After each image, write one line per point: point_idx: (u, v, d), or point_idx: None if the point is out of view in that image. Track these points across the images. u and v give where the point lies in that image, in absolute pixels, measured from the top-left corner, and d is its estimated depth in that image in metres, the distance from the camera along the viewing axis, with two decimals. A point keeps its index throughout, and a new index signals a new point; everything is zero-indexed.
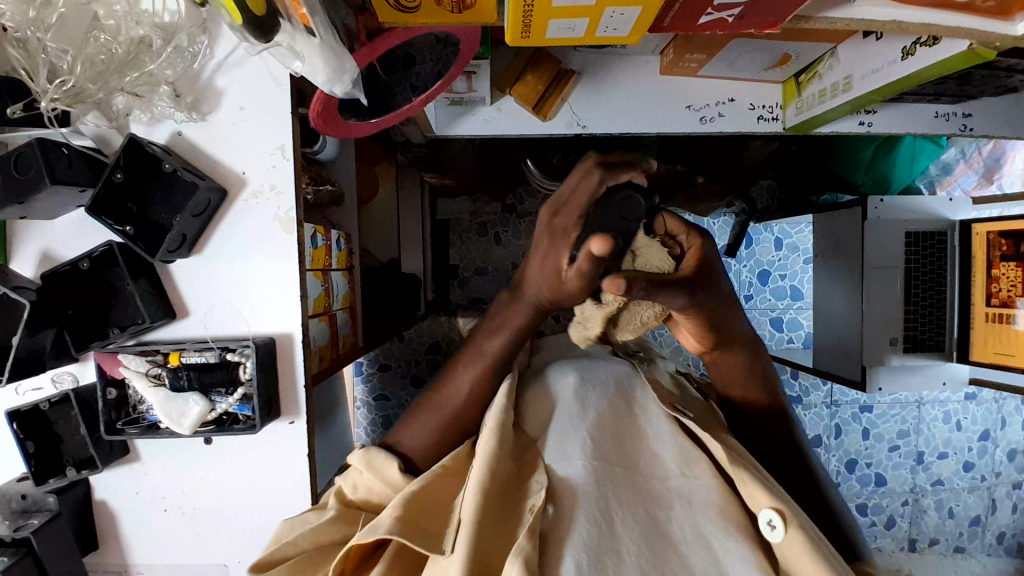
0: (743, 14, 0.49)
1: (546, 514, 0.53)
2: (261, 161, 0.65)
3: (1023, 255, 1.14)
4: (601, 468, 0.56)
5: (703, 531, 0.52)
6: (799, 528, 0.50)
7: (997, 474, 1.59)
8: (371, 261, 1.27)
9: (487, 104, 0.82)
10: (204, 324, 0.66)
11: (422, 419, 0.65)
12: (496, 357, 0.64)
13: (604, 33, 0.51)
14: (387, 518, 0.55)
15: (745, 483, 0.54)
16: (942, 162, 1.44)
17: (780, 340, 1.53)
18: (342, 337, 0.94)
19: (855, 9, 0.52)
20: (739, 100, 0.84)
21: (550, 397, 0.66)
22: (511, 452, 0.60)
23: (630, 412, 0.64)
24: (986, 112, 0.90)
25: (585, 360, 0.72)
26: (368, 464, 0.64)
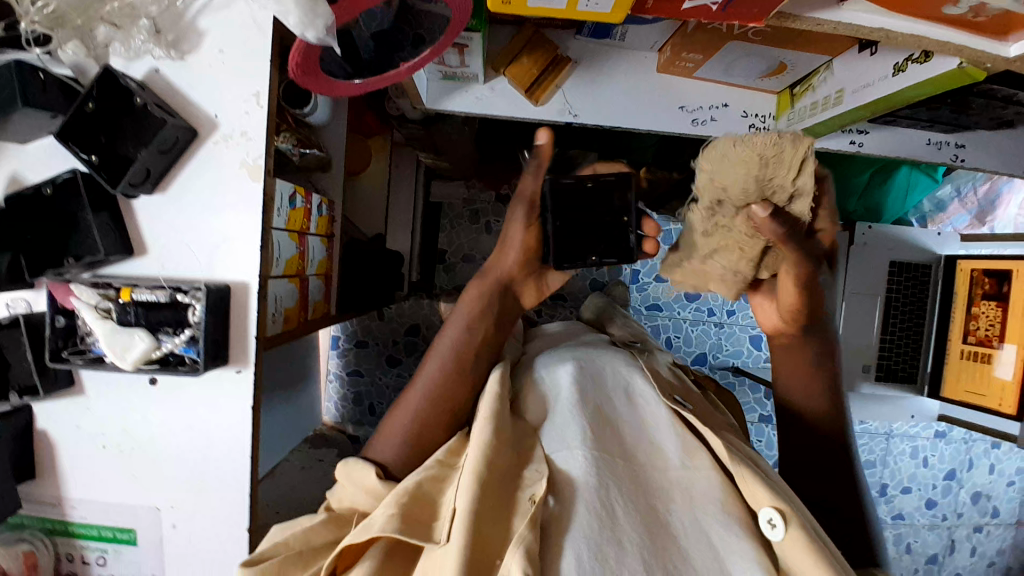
0: (726, 3, 0.49)
1: (548, 505, 0.52)
2: (235, 106, 0.65)
3: (1003, 295, 1.13)
4: (601, 459, 0.55)
5: (703, 522, 0.52)
6: (799, 527, 0.50)
7: (958, 515, 1.59)
8: (357, 233, 1.27)
9: (480, 82, 0.82)
10: (161, 263, 0.67)
11: (392, 423, 0.65)
12: (450, 346, 0.68)
13: (584, 7, 0.52)
14: (382, 516, 0.53)
15: (746, 481, 0.54)
16: (936, 198, 1.44)
17: (757, 359, 1.45)
18: (314, 303, 0.93)
19: (843, 13, 0.52)
20: (732, 106, 0.84)
21: (542, 388, 0.67)
22: (509, 441, 0.59)
23: (629, 407, 0.64)
24: (980, 144, 0.90)
25: (586, 353, 0.72)
26: (347, 476, 0.62)
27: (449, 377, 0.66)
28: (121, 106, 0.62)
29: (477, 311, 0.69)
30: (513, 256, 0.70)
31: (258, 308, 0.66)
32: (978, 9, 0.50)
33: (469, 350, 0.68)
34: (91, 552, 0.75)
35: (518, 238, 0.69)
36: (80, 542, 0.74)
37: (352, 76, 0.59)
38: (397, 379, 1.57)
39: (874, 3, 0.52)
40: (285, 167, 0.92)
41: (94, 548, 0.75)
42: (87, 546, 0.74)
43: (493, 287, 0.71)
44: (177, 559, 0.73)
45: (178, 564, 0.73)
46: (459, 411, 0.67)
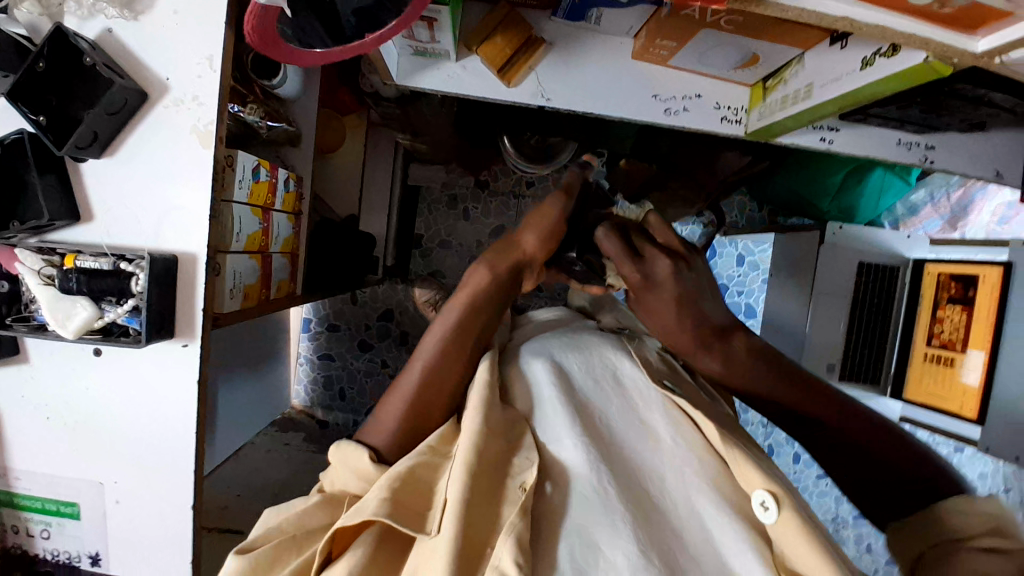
0: None
1: (544, 492, 0.53)
2: (188, 69, 0.64)
3: (969, 299, 1.14)
4: (593, 447, 0.54)
5: (698, 507, 0.53)
6: (793, 510, 0.50)
7: None
8: (329, 213, 1.25)
9: (452, 60, 0.81)
10: (107, 231, 0.66)
11: (387, 409, 0.61)
12: (450, 336, 0.62)
13: None
14: (373, 500, 0.51)
15: (741, 465, 0.54)
16: (908, 201, 1.48)
17: None
18: (278, 282, 0.91)
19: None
20: (705, 98, 0.84)
21: (524, 376, 0.64)
22: (501, 430, 0.57)
23: (619, 392, 0.63)
24: (949, 147, 0.91)
25: (572, 338, 0.70)
26: (341, 461, 0.58)
27: (446, 364, 0.62)
28: (71, 67, 0.61)
29: (482, 295, 0.64)
30: (538, 238, 0.68)
31: (205, 281, 0.65)
32: (943, 0, 0.49)
33: (467, 337, 0.63)
34: (34, 524, 0.74)
35: (552, 222, 0.68)
36: (24, 514, 0.73)
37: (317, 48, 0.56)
38: (368, 365, 1.55)
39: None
40: (251, 141, 0.91)
41: (38, 521, 0.73)
42: (31, 518, 0.73)
43: (503, 270, 0.66)
44: (121, 538, 0.72)
45: (122, 542, 0.72)
46: (458, 392, 0.63)
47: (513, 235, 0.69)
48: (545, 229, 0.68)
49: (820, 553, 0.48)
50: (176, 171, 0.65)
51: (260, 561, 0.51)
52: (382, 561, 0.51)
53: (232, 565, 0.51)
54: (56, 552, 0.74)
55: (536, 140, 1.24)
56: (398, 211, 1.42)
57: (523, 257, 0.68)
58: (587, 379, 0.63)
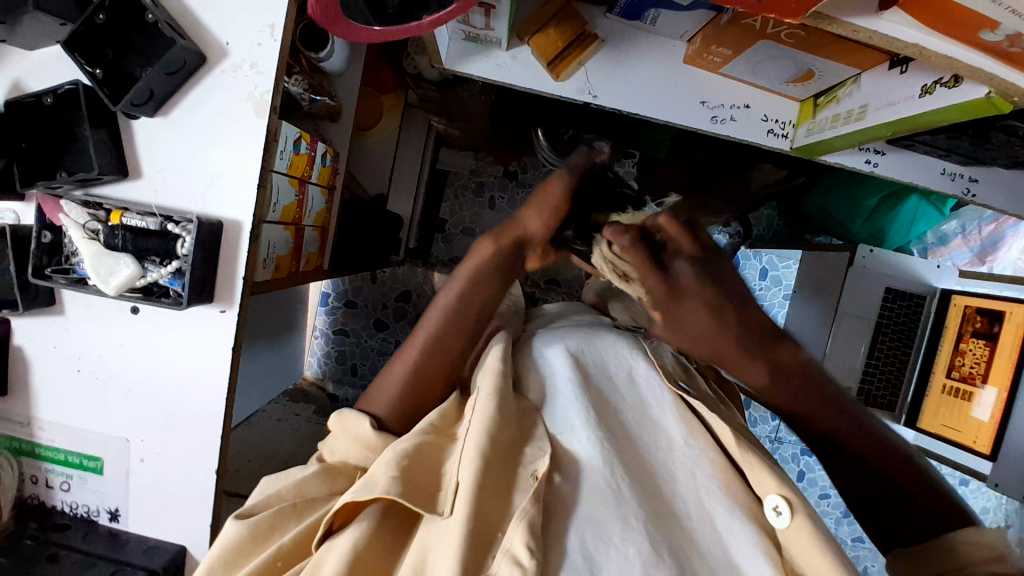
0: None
1: (552, 483, 0.51)
2: (248, 36, 0.64)
3: (994, 335, 1.15)
4: (605, 441, 0.53)
5: (707, 506, 0.53)
6: (806, 515, 0.51)
7: None
8: (358, 190, 1.25)
9: (502, 48, 0.80)
10: (155, 190, 0.67)
11: (392, 371, 0.63)
12: (452, 305, 0.64)
13: None
14: (383, 476, 0.51)
15: (755, 469, 0.54)
16: (939, 232, 1.46)
17: None
18: (308, 255, 0.92)
19: (879, 22, 0.51)
20: (753, 109, 0.83)
21: (539, 365, 0.63)
22: (514, 416, 0.57)
23: (631, 388, 0.62)
24: (992, 181, 0.89)
25: (586, 330, 0.68)
26: (340, 424, 0.60)
27: (449, 333, 0.63)
28: (132, 23, 0.61)
29: (485, 268, 0.66)
30: (542, 218, 0.68)
31: (248, 250, 0.66)
32: (1014, 39, 0.48)
33: (469, 308, 0.64)
34: (56, 476, 0.75)
35: (554, 200, 0.68)
36: (46, 465, 0.75)
37: (373, 24, 0.56)
38: (382, 343, 1.56)
39: (914, 16, 0.51)
40: (293, 111, 0.91)
41: (59, 473, 0.75)
42: (53, 470, 0.75)
43: (503, 245, 0.67)
44: (139, 495, 0.73)
45: (139, 499, 0.73)
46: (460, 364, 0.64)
47: (519, 211, 0.69)
48: (547, 209, 0.68)
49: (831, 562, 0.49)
50: (228, 135, 0.66)
51: (260, 526, 0.51)
52: (385, 534, 0.51)
53: (233, 529, 0.51)
54: (75, 505, 0.76)
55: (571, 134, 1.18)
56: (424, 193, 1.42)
57: (525, 234, 0.68)
58: (602, 371, 0.62)
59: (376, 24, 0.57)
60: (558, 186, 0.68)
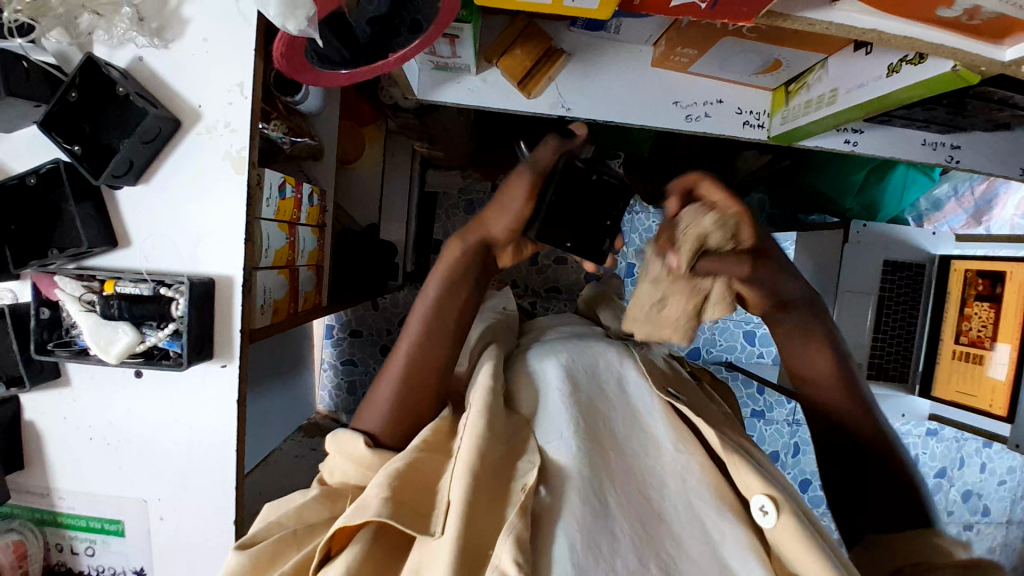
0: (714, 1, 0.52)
1: (539, 495, 0.51)
2: (218, 96, 0.66)
3: (997, 296, 1.16)
4: (591, 450, 0.54)
5: (695, 508, 0.52)
6: (791, 513, 0.50)
7: (949, 512, 1.74)
8: (350, 223, 1.26)
9: (472, 73, 0.82)
10: (145, 257, 0.68)
11: (380, 389, 0.66)
12: (432, 308, 0.66)
13: (573, 3, 0.56)
14: (375, 498, 0.51)
15: (738, 468, 0.54)
16: (932, 197, 1.44)
17: (750, 354, 1.56)
18: (305, 294, 0.92)
19: (835, 13, 0.52)
20: (727, 103, 0.83)
21: (534, 379, 0.65)
22: (502, 434, 0.57)
23: (621, 396, 0.63)
24: (974, 145, 0.89)
25: (574, 342, 0.70)
26: (338, 448, 0.61)
27: (428, 344, 0.66)
28: (103, 94, 0.63)
29: (456, 272, 0.68)
30: (504, 222, 0.67)
31: (242, 302, 0.67)
32: (972, 13, 0.50)
33: (443, 313, 0.67)
34: (79, 543, 0.76)
35: (516, 204, 0.66)
36: (68, 533, 0.75)
37: (342, 67, 0.57)
38: None
39: (866, 4, 0.52)
40: (276, 156, 0.93)
41: (82, 539, 0.75)
42: (75, 536, 0.75)
43: (472, 248, 0.68)
44: (163, 553, 0.74)
45: (162, 556, 0.74)
46: (444, 370, 0.67)
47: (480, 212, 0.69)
48: (508, 214, 0.66)
49: (817, 559, 0.47)
50: (210, 189, 0.67)
51: (262, 556, 0.52)
52: (375, 560, 0.51)
53: (233, 561, 0.52)
54: (101, 569, 0.76)
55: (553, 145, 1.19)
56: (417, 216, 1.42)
57: (490, 235, 0.68)
58: (591, 380, 0.63)
59: (344, 64, 0.57)
60: (521, 190, 0.65)
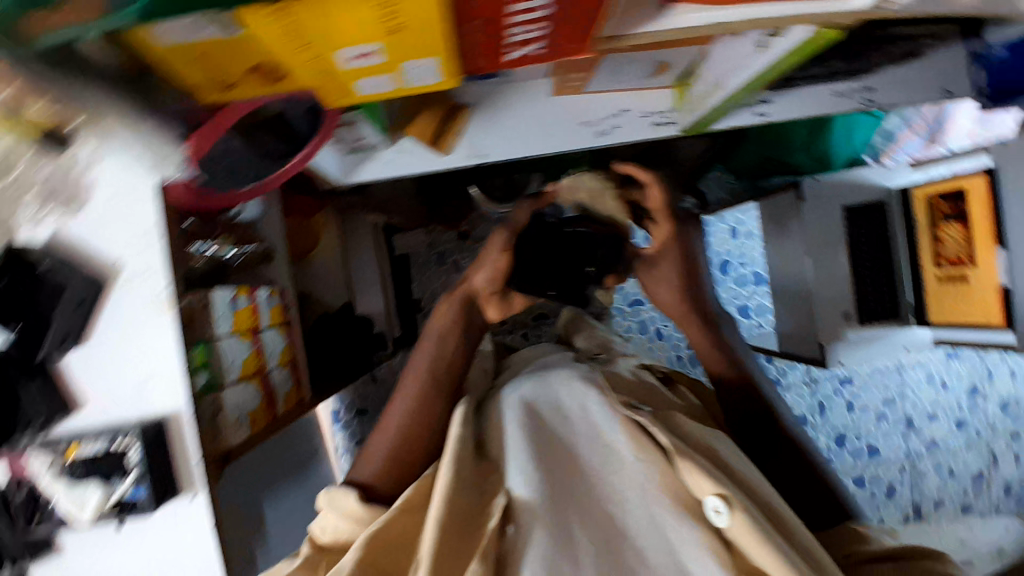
0: (547, 45, 0.55)
1: (507, 534, 0.61)
2: (131, 247, 0.67)
3: (960, 214, 1.10)
4: (549, 482, 0.64)
5: (654, 516, 0.61)
6: (740, 511, 0.58)
7: (993, 427, 1.67)
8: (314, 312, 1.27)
9: (384, 146, 0.84)
10: (103, 410, 0.70)
11: (377, 441, 0.75)
12: (426, 370, 0.79)
13: (420, 81, 0.58)
14: (349, 561, 0.61)
15: (692, 474, 0.61)
16: (884, 130, 1.46)
17: (750, 326, 1.61)
18: (284, 396, 0.97)
19: (669, 18, 0.52)
20: (632, 111, 0.86)
21: (504, 412, 0.74)
22: (473, 481, 0.66)
23: (585, 418, 0.70)
24: (886, 82, 0.90)
25: (542, 375, 0.79)
26: (330, 503, 0.70)
27: (421, 404, 0.77)
28: (29, 278, 0.66)
29: (446, 331, 0.82)
30: (483, 277, 0.84)
31: (195, 436, 0.70)
32: None
33: (435, 376, 0.78)
34: None
35: (492, 263, 0.83)
36: None
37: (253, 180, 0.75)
38: None
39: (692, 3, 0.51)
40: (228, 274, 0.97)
41: None
42: None
43: (460, 301, 0.84)
44: None
45: None
46: (435, 426, 0.76)
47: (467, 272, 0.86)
48: (495, 270, 0.83)
49: (766, 552, 0.55)
50: (142, 326, 0.68)
51: None
52: None
53: None
54: None
55: (500, 180, 1.31)
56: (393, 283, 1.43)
57: (472, 289, 0.85)
58: (553, 411, 0.72)
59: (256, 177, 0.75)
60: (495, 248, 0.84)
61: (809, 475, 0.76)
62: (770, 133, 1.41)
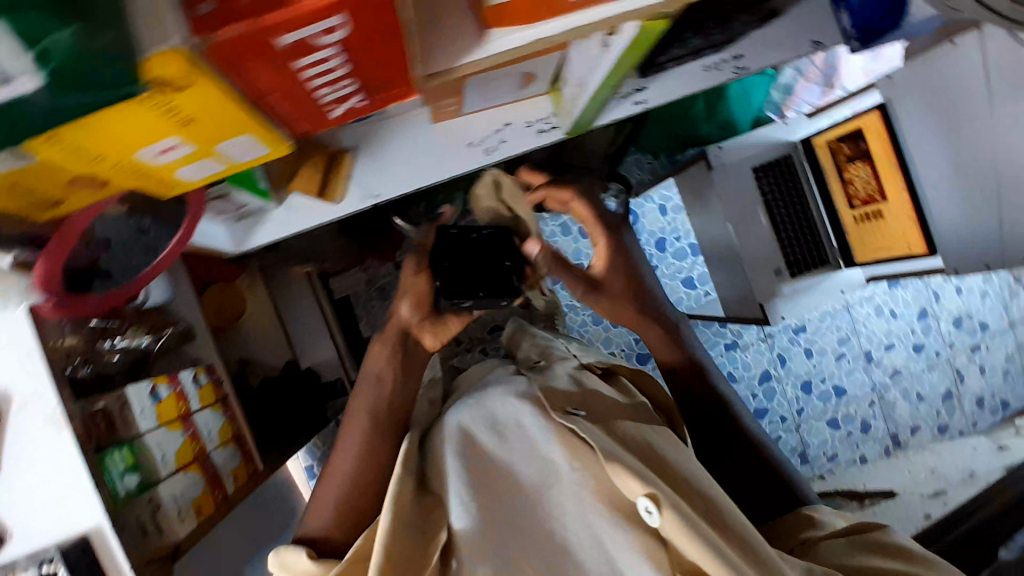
0: (361, 93, 0.55)
1: (450, 567, 0.67)
2: (16, 369, 0.64)
3: (864, 152, 1.17)
4: (488, 510, 0.68)
5: (591, 525, 0.67)
6: (669, 510, 0.63)
7: (950, 345, 1.75)
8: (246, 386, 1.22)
9: (274, 205, 0.83)
10: (26, 538, 0.65)
11: (325, 491, 0.75)
12: (369, 412, 0.77)
13: (249, 155, 0.58)
14: None
15: (622, 479, 0.65)
16: (782, 85, 1.51)
17: (699, 296, 1.59)
18: (231, 473, 0.96)
19: (485, 50, 0.52)
20: (515, 122, 0.87)
21: (441, 435, 0.74)
22: (417, 521, 0.67)
23: (521, 435, 0.73)
24: (754, 46, 0.90)
25: (479, 394, 0.78)
26: (281, 563, 0.70)
27: (370, 450, 0.75)
28: None
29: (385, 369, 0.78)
30: (410, 308, 0.78)
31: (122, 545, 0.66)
32: None
33: (379, 417, 0.77)
34: None
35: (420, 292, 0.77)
36: None
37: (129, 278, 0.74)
38: None
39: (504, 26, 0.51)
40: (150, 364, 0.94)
41: None
42: None
43: (395, 339, 0.78)
44: None
45: None
46: (385, 471, 0.76)
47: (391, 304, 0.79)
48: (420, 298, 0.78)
49: (692, 542, 0.62)
50: (37, 456, 0.64)
51: None
52: None
53: None
54: None
55: (422, 206, 1.39)
56: (337, 326, 1.39)
57: (403, 322, 0.79)
58: (489, 433, 0.73)
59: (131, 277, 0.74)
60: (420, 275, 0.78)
61: (744, 451, 0.84)
62: (673, 113, 1.46)
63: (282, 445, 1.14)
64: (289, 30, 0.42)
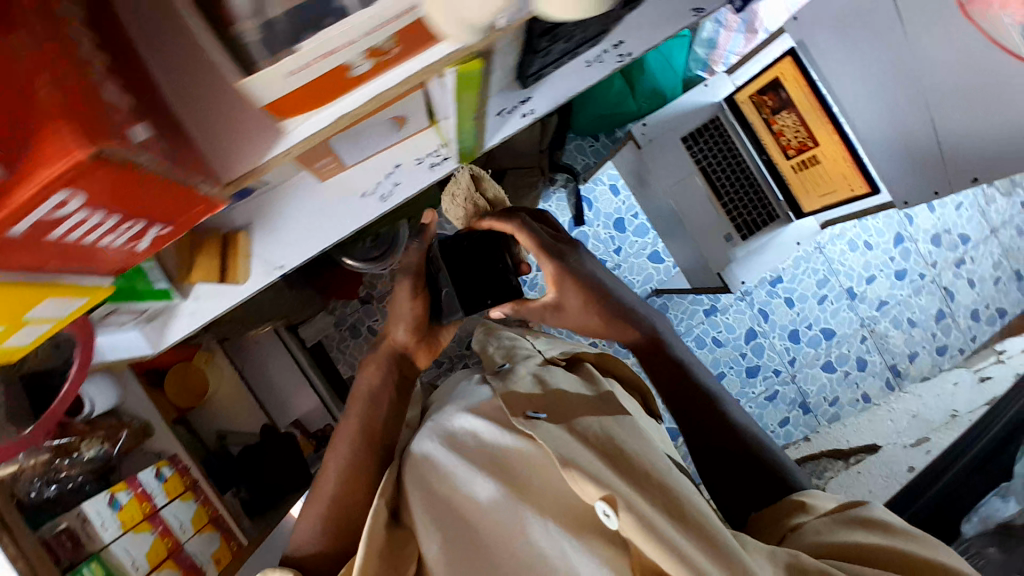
0: (161, 223, 0.48)
1: None
2: None
3: (785, 101, 1.14)
4: (455, 540, 0.66)
5: (556, 534, 0.63)
6: (626, 513, 0.58)
7: (934, 264, 1.72)
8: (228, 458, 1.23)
9: (181, 300, 0.81)
10: None
11: (310, 514, 0.75)
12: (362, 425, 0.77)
13: (77, 303, 0.52)
14: None
15: (576, 482, 0.61)
16: (703, 40, 1.51)
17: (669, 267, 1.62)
18: (210, 560, 0.96)
19: (290, 137, 0.50)
20: (405, 163, 0.85)
21: (418, 461, 0.74)
22: (386, 550, 0.66)
23: (483, 453, 0.71)
24: (633, 33, 0.86)
25: (444, 412, 0.80)
26: None
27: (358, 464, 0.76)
28: None
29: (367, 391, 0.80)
30: (405, 332, 0.80)
31: None
32: (377, 54, 0.45)
33: (375, 429, 0.78)
34: None
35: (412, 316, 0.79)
36: None
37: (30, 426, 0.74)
38: None
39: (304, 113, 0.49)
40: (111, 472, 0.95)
41: None
42: None
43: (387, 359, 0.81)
44: None
45: None
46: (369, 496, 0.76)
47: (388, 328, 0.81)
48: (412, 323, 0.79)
49: (652, 546, 0.56)
50: None
51: None
52: None
53: None
54: None
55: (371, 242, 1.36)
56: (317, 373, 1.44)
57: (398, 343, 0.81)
58: (451, 456, 0.72)
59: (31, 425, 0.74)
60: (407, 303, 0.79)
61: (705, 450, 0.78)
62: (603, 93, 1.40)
63: (271, 508, 1.19)
64: (18, 222, 0.37)
